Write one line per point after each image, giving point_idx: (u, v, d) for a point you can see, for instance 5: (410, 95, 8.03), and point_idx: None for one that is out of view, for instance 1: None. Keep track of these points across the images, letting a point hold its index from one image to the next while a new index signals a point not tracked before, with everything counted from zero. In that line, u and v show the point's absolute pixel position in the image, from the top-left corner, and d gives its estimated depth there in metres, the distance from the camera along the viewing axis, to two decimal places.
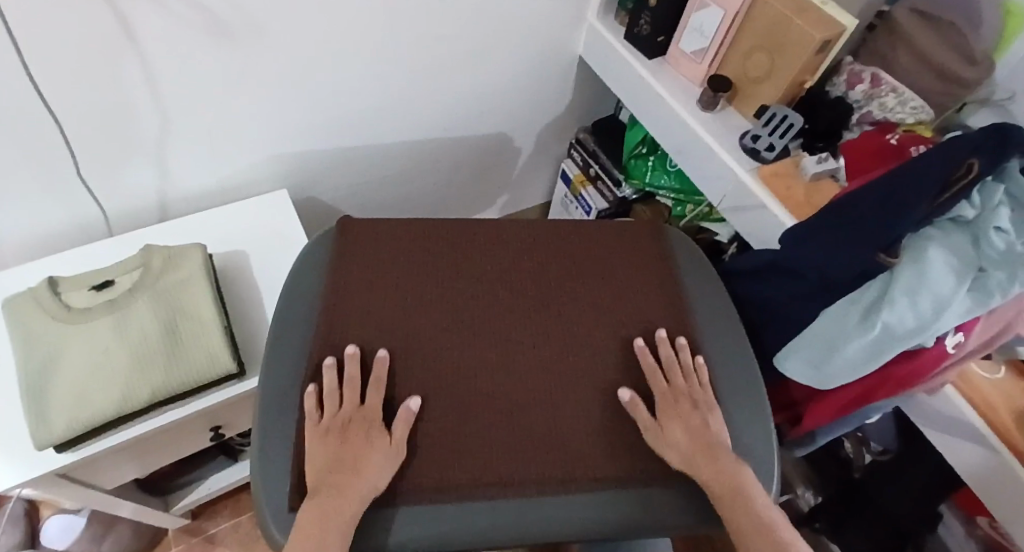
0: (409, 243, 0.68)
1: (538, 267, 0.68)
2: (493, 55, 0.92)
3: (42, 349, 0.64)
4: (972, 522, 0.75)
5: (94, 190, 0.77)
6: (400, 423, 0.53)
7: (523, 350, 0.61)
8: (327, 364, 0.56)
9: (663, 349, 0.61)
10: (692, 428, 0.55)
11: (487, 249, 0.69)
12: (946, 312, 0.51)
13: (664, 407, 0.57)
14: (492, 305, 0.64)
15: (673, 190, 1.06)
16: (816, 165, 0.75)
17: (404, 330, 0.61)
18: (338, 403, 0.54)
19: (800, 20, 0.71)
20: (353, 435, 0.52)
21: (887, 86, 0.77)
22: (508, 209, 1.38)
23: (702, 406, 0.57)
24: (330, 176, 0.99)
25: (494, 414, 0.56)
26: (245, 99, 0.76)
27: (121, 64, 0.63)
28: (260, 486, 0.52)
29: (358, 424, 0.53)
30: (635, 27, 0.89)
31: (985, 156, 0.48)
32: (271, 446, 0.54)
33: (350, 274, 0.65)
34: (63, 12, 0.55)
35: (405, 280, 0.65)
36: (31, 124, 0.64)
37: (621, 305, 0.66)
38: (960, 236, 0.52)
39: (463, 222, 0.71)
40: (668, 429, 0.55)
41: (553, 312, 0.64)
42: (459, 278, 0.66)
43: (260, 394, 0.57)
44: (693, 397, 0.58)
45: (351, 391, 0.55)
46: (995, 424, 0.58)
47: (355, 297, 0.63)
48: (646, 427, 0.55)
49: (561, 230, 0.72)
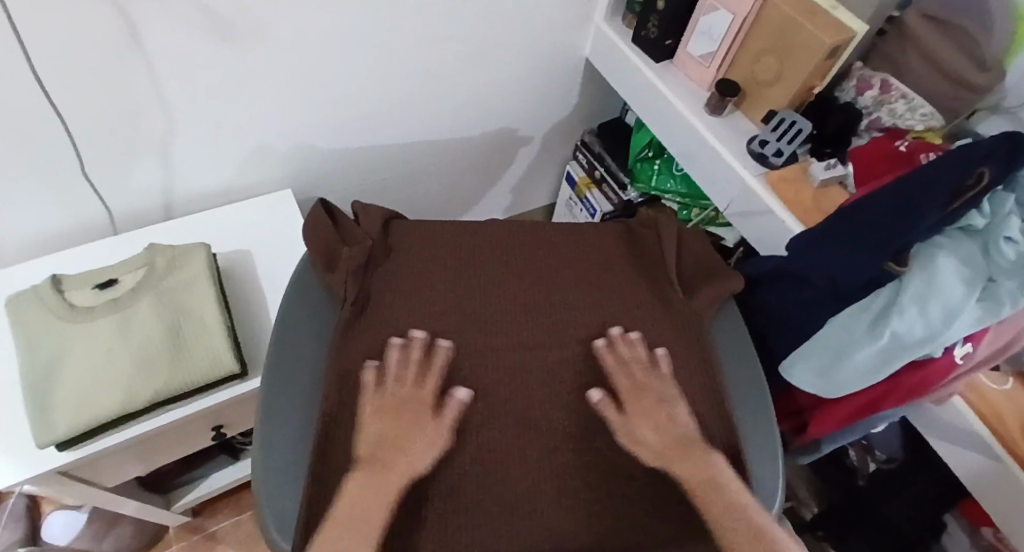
0: (421, 262, 0.66)
1: (559, 281, 0.67)
2: (501, 54, 0.92)
3: (47, 349, 0.64)
4: (977, 532, 0.73)
5: (98, 188, 0.77)
6: (451, 409, 0.55)
7: (529, 347, 0.61)
8: (394, 344, 0.58)
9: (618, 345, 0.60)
10: (662, 426, 0.56)
11: (498, 250, 0.68)
12: (956, 322, 0.50)
13: (632, 402, 0.57)
14: (500, 300, 0.64)
15: (680, 194, 1.06)
16: (825, 171, 0.74)
17: (417, 326, 0.60)
18: (395, 383, 0.56)
19: (810, 25, 0.70)
20: (407, 412, 0.54)
21: (896, 93, 0.76)
22: (513, 210, 1.37)
23: (665, 399, 0.57)
24: (334, 176, 0.99)
25: (521, 422, 0.56)
26: (251, 96, 0.76)
27: (124, 64, 0.63)
28: (263, 486, 0.52)
29: (410, 405, 0.54)
30: (643, 30, 0.88)
31: (997, 164, 0.47)
32: (275, 450, 0.54)
33: (362, 287, 0.63)
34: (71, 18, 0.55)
35: (421, 301, 0.63)
36: (36, 122, 0.63)
37: (639, 316, 0.64)
38: (970, 245, 0.51)
39: (479, 235, 0.70)
40: (638, 427, 0.55)
41: (578, 327, 0.63)
42: (469, 273, 0.66)
43: (261, 395, 0.57)
44: (659, 391, 0.58)
45: (411, 373, 0.56)
46: (1006, 439, 0.57)
47: (370, 321, 0.61)
48: (617, 427, 0.55)
49: (574, 239, 0.71)
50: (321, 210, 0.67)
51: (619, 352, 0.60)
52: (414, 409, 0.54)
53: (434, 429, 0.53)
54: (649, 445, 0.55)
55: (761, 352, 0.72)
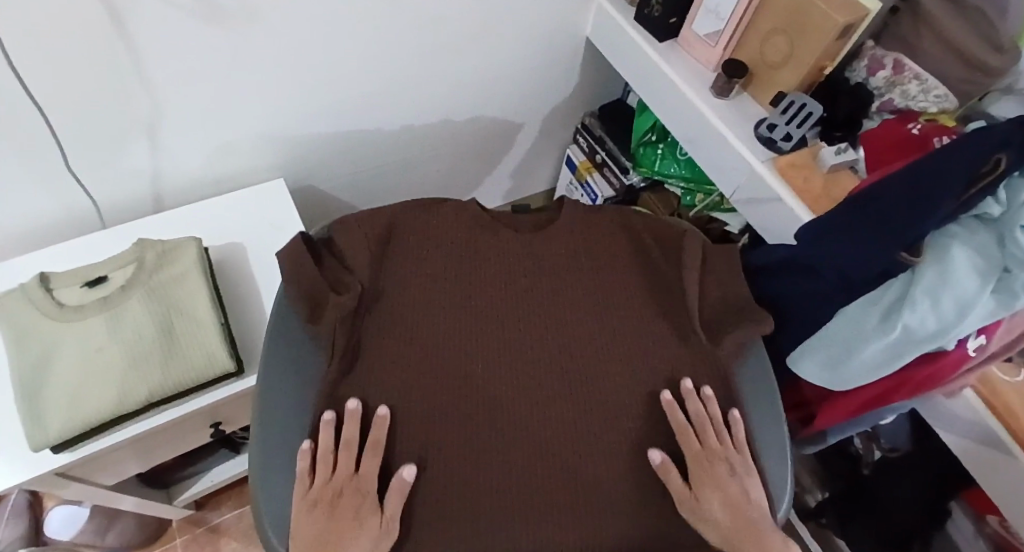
0: (417, 298, 0.60)
1: (568, 313, 0.61)
2: (499, 35, 0.89)
3: (36, 349, 0.62)
4: (982, 520, 0.74)
5: (84, 180, 0.74)
6: (394, 494, 0.50)
7: (538, 405, 0.56)
8: (324, 423, 0.52)
9: (691, 403, 0.55)
10: (730, 500, 0.51)
11: (500, 281, 0.62)
12: (968, 316, 0.49)
13: (697, 471, 0.53)
14: (502, 350, 0.58)
15: (683, 179, 1.03)
16: (835, 156, 0.71)
17: (415, 377, 0.56)
18: (330, 471, 0.51)
19: (823, 3, 0.67)
20: (343, 509, 0.49)
21: (910, 74, 0.73)
22: (512, 196, 1.35)
23: (738, 469, 0.53)
24: (328, 164, 0.96)
25: (529, 480, 0.53)
26: (242, 81, 0.73)
27: (107, 52, 0.60)
28: (261, 519, 0.50)
29: (347, 496, 0.50)
30: (646, 8, 0.85)
31: (1016, 150, 0.44)
32: (270, 457, 0.52)
33: (352, 334, 0.58)
34: (56, 8, 0.53)
35: (417, 347, 0.58)
36: (18, 115, 0.61)
37: (657, 353, 0.59)
38: (987, 235, 0.49)
39: (478, 263, 0.63)
40: (703, 500, 0.51)
41: (590, 369, 0.58)
42: (469, 316, 0.60)
43: (249, 453, 0.52)
44: (729, 460, 0.53)
45: (347, 456, 0.51)
46: (1017, 433, 0.56)
47: (365, 371, 0.57)
48: (681, 496, 0.51)
49: (585, 259, 0.65)
50: (298, 242, 0.60)
51: (693, 409, 0.55)
52: (355, 496, 0.50)
53: (376, 524, 0.48)
54: (716, 523, 0.50)
55: (767, 342, 0.71)
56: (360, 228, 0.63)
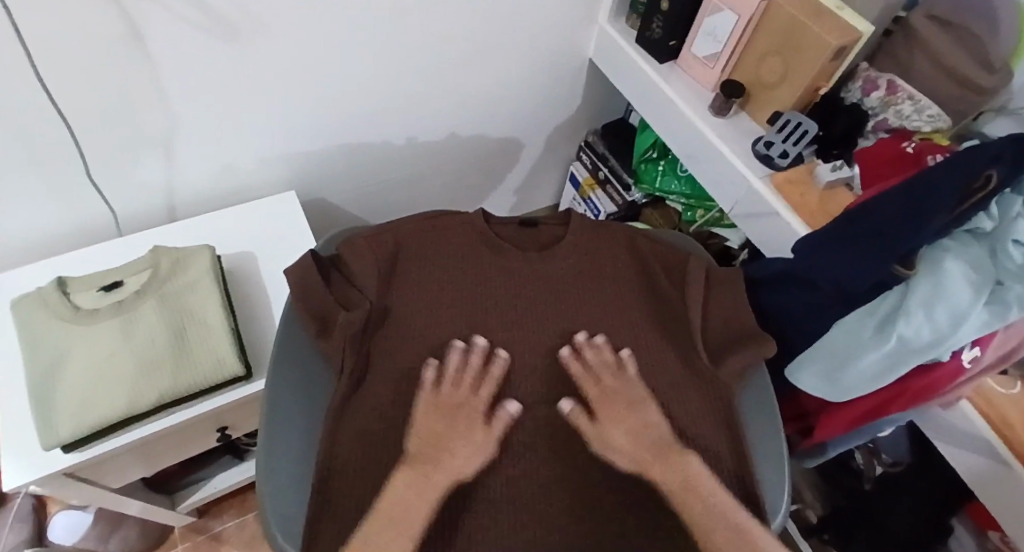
0: (424, 320, 0.61)
1: (572, 337, 0.61)
2: (504, 56, 0.92)
3: (51, 352, 0.64)
4: (983, 535, 0.74)
5: (101, 189, 0.77)
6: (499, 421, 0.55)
7: (543, 426, 0.56)
8: (471, 346, 0.58)
9: (592, 352, 0.59)
10: (633, 433, 0.55)
11: (506, 304, 0.62)
12: (963, 327, 0.49)
13: (605, 410, 0.56)
14: (508, 370, 0.59)
15: (684, 196, 1.04)
16: (831, 173, 0.74)
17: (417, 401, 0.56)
18: (453, 387, 0.56)
19: (816, 25, 0.70)
20: (459, 420, 0.55)
21: (903, 94, 0.75)
22: (517, 211, 1.38)
23: (636, 404, 0.57)
24: (336, 177, 0.98)
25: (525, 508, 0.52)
26: (252, 96, 0.76)
27: (128, 65, 0.63)
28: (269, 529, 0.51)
29: (461, 412, 0.55)
30: (647, 31, 0.88)
31: (1005, 164, 0.46)
32: (279, 466, 0.54)
33: (361, 351, 0.59)
34: (79, 22, 0.56)
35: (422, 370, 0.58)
36: (41, 124, 0.64)
37: (663, 377, 0.60)
38: (980, 249, 0.49)
39: (485, 284, 0.63)
40: (612, 437, 0.55)
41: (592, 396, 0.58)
42: (474, 336, 0.60)
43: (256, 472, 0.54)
44: (629, 396, 0.57)
45: (481, 382, 0.57)
46: (1014, 445, 0.56)
47: (371, 390, 0.57)
48: (591, 436, 0.55)
49: (590, 282, 0.65)
50: (308, 260, 0.62)
51: (584, 359, 0.59)
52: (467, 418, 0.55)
53: (481, 437, 0.54)
54: (623, 451, 0.54)
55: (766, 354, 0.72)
56: (369, 248, 0.64)
